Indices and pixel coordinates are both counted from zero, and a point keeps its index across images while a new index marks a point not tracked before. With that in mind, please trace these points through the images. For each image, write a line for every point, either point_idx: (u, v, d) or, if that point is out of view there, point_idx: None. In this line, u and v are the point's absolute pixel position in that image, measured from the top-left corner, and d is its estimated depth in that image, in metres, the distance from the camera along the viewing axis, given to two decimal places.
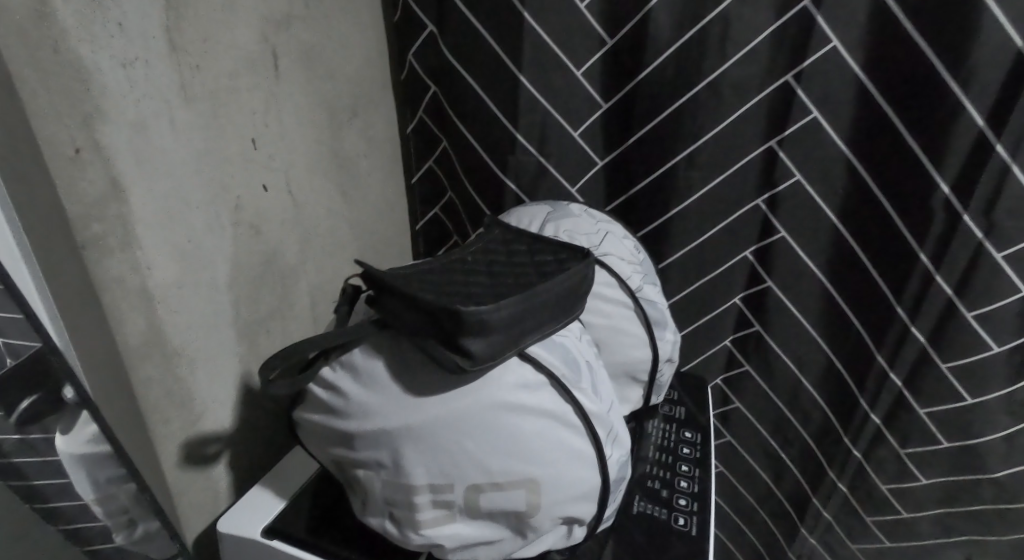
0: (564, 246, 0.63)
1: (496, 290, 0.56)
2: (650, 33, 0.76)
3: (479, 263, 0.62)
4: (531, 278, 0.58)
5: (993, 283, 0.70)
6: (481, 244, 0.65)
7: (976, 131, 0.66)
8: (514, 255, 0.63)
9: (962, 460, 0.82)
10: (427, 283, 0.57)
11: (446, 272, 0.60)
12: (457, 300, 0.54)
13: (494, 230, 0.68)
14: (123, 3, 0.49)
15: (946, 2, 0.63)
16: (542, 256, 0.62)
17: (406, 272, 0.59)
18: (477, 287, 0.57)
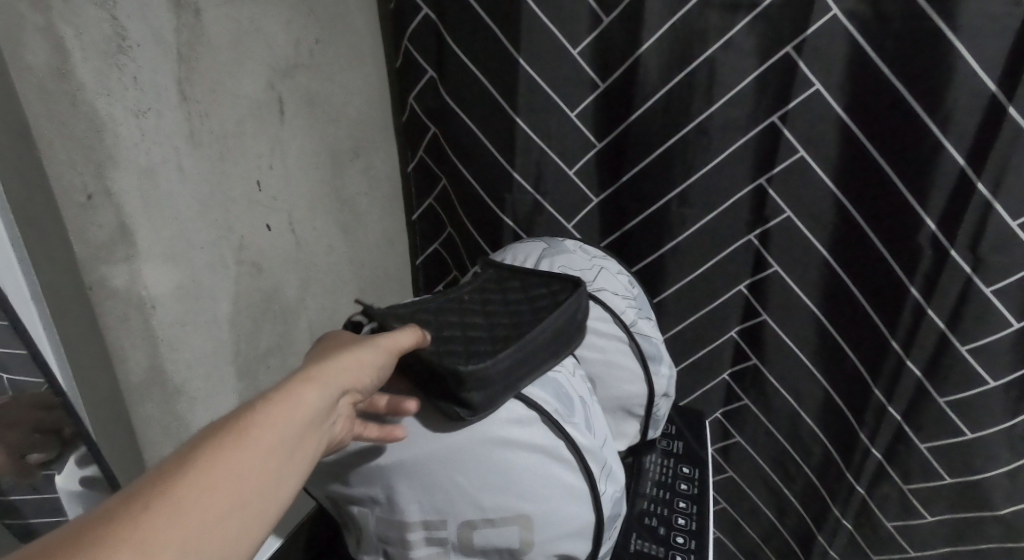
0: (554, 278, 0.65)
1: (496, 336, 0.58)
2: (640, 77, 0.79)
3: (477, 302, 0.63)
4: (528, 319, 0.60)
5: (985, 317, 0.71)
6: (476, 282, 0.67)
7: (957, 170, 0.67)
8: (507, 292, 0.65)
9: (965, 496, 0.81)
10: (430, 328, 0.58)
11: (445, 313, 0.61)
12: (462, 351, 0.56)
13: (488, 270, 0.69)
14: (139, 58, 0.52)
15: (923, 48, 0.65)
16: (534, 291, 0.64)
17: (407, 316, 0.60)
18: (478, 330, 0.59)
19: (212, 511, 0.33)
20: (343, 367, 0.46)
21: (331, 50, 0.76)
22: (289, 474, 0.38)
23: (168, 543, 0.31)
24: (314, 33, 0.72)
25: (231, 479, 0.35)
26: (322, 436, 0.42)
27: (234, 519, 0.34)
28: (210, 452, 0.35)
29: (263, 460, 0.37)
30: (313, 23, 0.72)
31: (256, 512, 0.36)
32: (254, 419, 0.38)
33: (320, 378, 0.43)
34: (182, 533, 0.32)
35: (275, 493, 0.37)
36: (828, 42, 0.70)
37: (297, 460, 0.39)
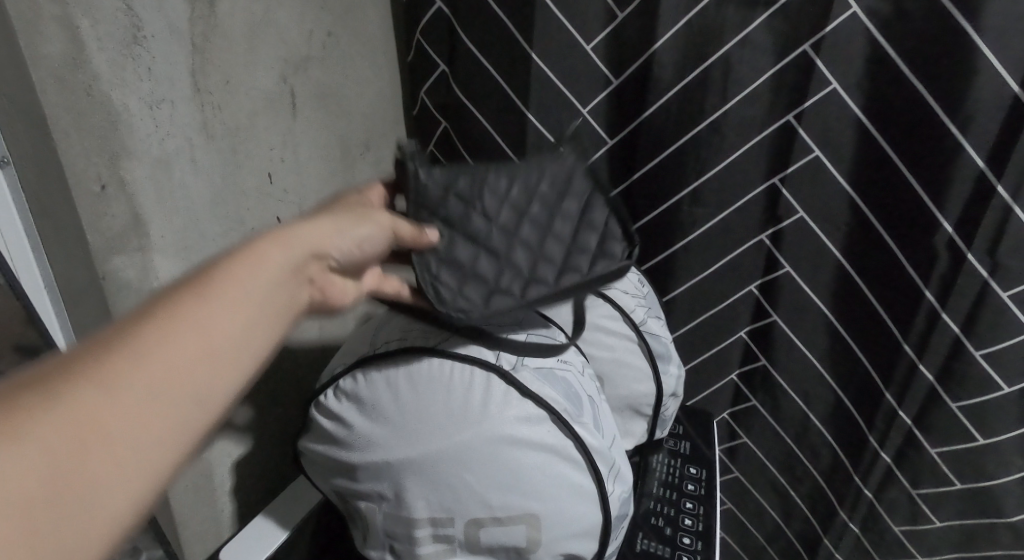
0: (617, 224, 0.60)
1: (518, 245, 0.55)
2: (654, 74, 0.78)
3: (522, 193, 0.57)
4: (560, 256, 0.56)
5: (999, 322, 0.70)
6: (533, 173, 0.58)
7: (977, 173, 0.66)
8: (563, 193, 0.58)
9: (976, 502, 0.81)
10: (453, 201, 0.54)
11: (485, 189, 0.56)
12: (465, 258, 0.53)
13: (560, 161, 0.60)
14: (153, 49, 0.51)
15: (944, 47, 0.64)
16: (591, 214, 0.59)
17: (434, 183, 0.54)
18: (505, 217, 0.55)
19: (180, 360, 0.33)
20: (317, 231, 0.45)
21: (344, 42, 0.76)
22: (263, 332, 0.38)
23: (133, 385, 0.31)
24: (327, 26, 0.72)
25: (199, 332, 0.34)
26: (297, 301, 0.42)
27: (206, 369, 0.34)
28: (174, 303, 0.35)
29: (234, 303, 0.36)
30: (326, 15, 0.71)
31: (233, 353, 0.36)
32: (219, 274, 0.37)
33: (292, 238, 0.43)
34: (147, 379, 0.31)
35: (247, 350, 0.37)
36: (847, 41, 0.69)
37: (273, 320, 0.39)
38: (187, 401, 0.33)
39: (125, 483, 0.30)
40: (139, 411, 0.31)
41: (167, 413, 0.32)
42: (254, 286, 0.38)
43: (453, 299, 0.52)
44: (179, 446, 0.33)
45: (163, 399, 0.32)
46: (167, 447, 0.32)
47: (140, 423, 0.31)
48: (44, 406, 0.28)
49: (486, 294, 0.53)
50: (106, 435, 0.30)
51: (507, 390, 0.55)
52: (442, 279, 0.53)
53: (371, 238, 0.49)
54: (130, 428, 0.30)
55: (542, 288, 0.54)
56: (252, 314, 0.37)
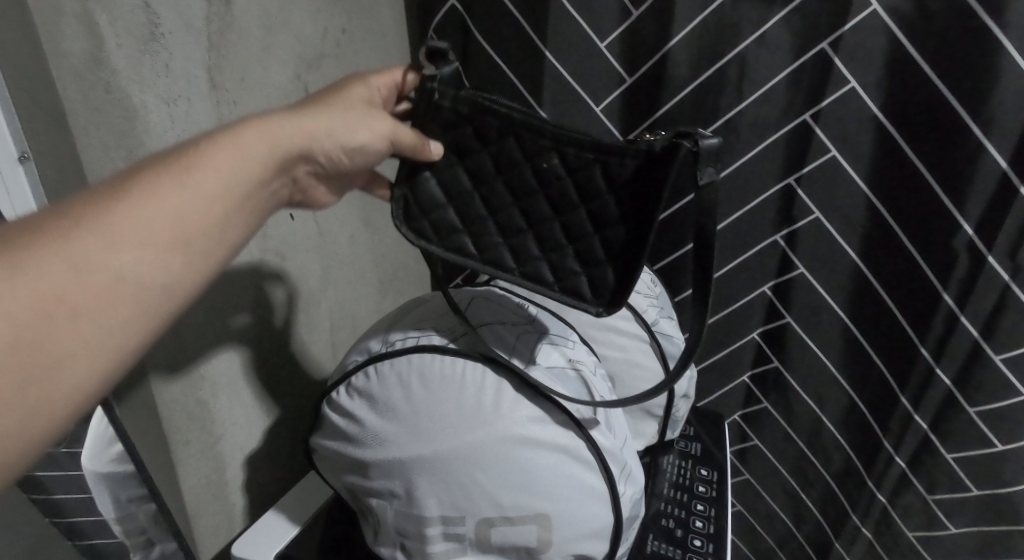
0: (638, 259, 0.49)
1: (520, 206, 0.52)
2: (668, 72, 0.77)
3: (559, 166, 0.50)
4: (557, 244, 0.52)
5: (1022, 326, 0.68)
6: (587, 157, 0.49)
7: (999, 173, 0.65)
8: (605, 193, 0.49)
9: (994, 510, 0.79)
10: (475, 137, 0.51)
11: (521, 140, 0.50)
12: (458, 191, 0.53)
13: (631, 158, 0.48)
14: (171, 46, 0.52)
15: (966, 45, 0.63)
16: (619, 227, 0.50)
17: (459, 115, 0.51)
18: (522, 180, 0.51)
19: (146, 243, 0.36)
20: (301, 128, 0.45)
21: (358, 39, 0.76)
22: (232, 223, 0.41)
23: (105, 259, 0.35)
24: (341, 23, 0.72)
25: (167, 219, 0.37)
26: (269, 197, 0.44)
27: (175, 254, 0.38)
28: (147, 185, 0.37)
29: (208, 195, 0.39)
30: (340, 12, 0.72)
31: (202, 240, 0.39)
32: (195, 161, 0.39)
33: (276, 131, 0.44)
34: (113, 259, 0.35)
35: (214, 240, 0.40)
36: (865, 38, 0.68)
37: (242, 214, 0.42)
38: (157, 280, 0.37)
39: (89, 355, 0.34)
40: (104, 288, 0.34)
41: (131, 292, 0.36)
42: (231, 179, 0.40)
43: (425, 222, 0.54)
44: (143, 326, 0.37)
45: (127, 279, 0.35)
46: (131, 324, 0.36)
47: (105, 299, 0.34)
48: (12, 277, 0.32)
49: (458, 231, 0.54)
50: (71, 310, 0.33)
51: (518, 391, 0.55)
52: (425, 203, 0.54)
53: (362, 146, 0.49)
54: (94, 304, 0.34)
55: (509, 261, 0.53)
56: (223, 206, 0.40)
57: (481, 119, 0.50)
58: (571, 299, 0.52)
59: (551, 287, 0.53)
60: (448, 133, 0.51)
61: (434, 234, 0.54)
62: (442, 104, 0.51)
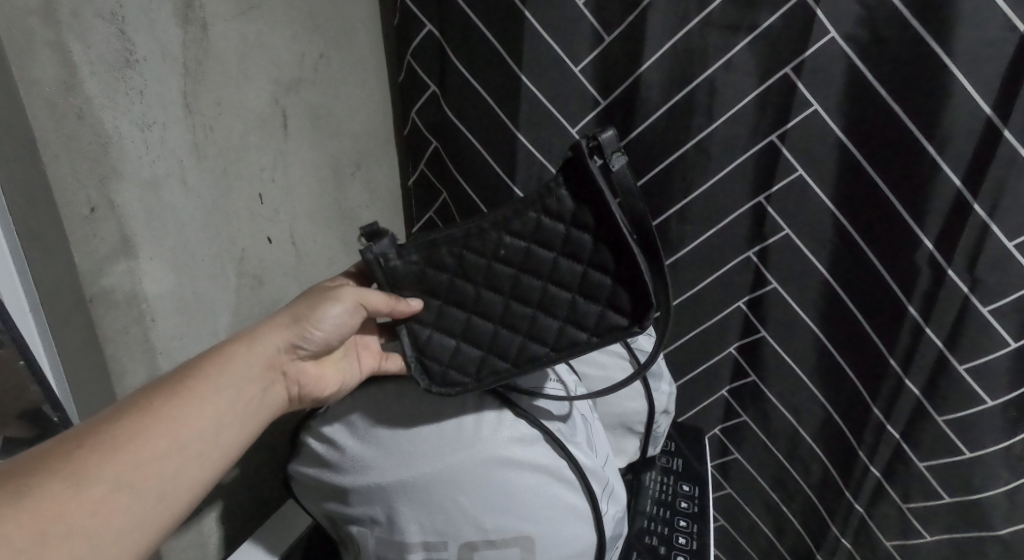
0: (636, 262, 0.50)
1: (515, 296, 0.53)
2: (640, 96, 0.79)
3: (516, 242, 0.52)
4: (565, 302, 0.52)
5: (982, 337, 0.71)
6: (529, 216, 0.52)
7: (954, 191, 0.68)
8: (566, 232, 0.51)
9: (965, 516, 0.81)
10: (436, 272, 0.54)
11: (474, 250, 0.53)
12: (460, 325, 0.54)
13: (561, 192, 0.51)
14: (145, 73, 0.52)
15: (919, 70, 0.66)
16: (599, 250, 0.51)
17: (416, 263, 0.53)
18: (498, 274, 0.53)
19: (144, 454, 0.42)
20: (275, 330, 0.53)
21: (334, 65, 0.76)
22: (222, 427, 0.47)
23: (111, 473, 0.41)
24: (319, 48, 0.73)
25: (163, 431, 0.44)
26: (257, 398, 0.51)
27: (169, 462, 0.44)
28: (142, 405, 0.44)
29: (201, 405, 0.46)
30: (317, 38, 0.72)
31: (194, 447, 0.45)
32: (187, 377, 0.47)
33: (253, 340, 0.52)
34: (115, 471, 0.41)
35: (207, 446, 0.46)
36: (826, 63, 0.71)
37: (231, 416, 0.48)
38: (154, 490, 0.42)
39: None
40: (104, 502, 0.40)
41: (128, 501, 0.41)
42: (218, 391, 0.48)
43: (444, 372, 0.54)
44: (136, 534, 0.41)
45: (126, 490, 0.41)
46: (125, 537, 0.41)
47: (103, 511, 0.40)
48: (29, 494, 0.37)
49: (484, 357, 0.54)
50: (71, 525, 0.38)
51: (500, 410, 0.55)
52: (438, 352, 0.54)
53: (336, 317, 0.54)
54: (93, 518, 0.39)
55: (539, 349, 0.53)
56: (215, 415, 0.47)
57: (433, 253, 0.53)
58: (608, 335, 0.52)
59: (588, 340, 0.52)
60: (417, 282, 0.54)
61: (463, 373, 0.54)
62: (395, 264, 0.53)
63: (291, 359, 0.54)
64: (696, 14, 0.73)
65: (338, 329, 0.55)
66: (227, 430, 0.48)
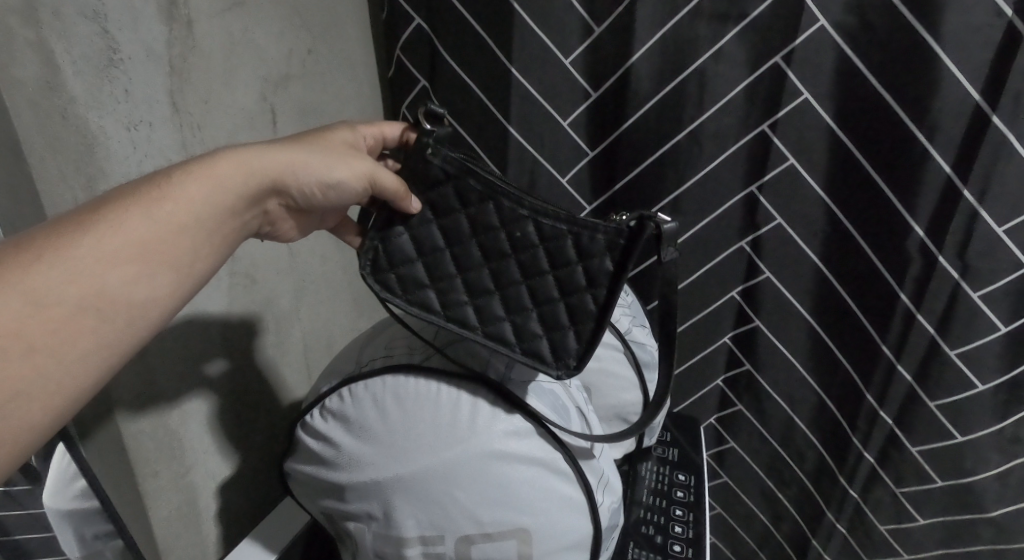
0: (600, 331, 0.52)
1: (491, 269, 0.53)
2: (631, 87, 0.79)
3: (532, 234, 0.52)
4: (522, 309, 0.53)
5: (973, 322, 0.71)
6: (561, 228, 0.51)
7: (944, 177, 0.68)
8: (574, 263, 0.52)
9: (958, 499, 0.82)
10: (456, 198, 0.53)
11: (499, 206, 0.52)
12: (431, 248, 0.54)
13: (602, 235, 0.51)
14: (130, 71, 0.51)
15: (908, 57, 0.66)
16: (581, 296, 0.52)
17: (446, 173, 0.53)
18: (495, 245, 0.53)
19: (113, 275, 0.40)
20: (275, 160, 0.49)
21: (322, 59, 0.75)
22: (201, 254, 0.45)
23: (71, 291, 0.39)
24: (306, 43, 0.72)
25: (132, 253, 0.41)
26: (240, 227, 0.48)
27: (138, 288, 0.42)
28: (111, 219, 0.41)
29: (176, 228, 0.43)
30: (305, 33, 0.71)
31: (166, 272, 0.43)
32: (167, 194, 0.43)
33: (248, 165, 0.47)
34: (76, 292, 0.39)
35: (180, 275, 0.44)
36: (816, 52, 0.71)
37: (212, 242, 0.46)
38: (119, 314, 0.41)
39: (44, 390, 0.38)
40: (63, 324, 0.39)
41: (91, 325, 0.40)
42: (198, 215, 0.44)
43: (389, 277, 0.54)
44: (105, 354, 0.41)
45: (90, 311, 0.40)
46: (91, 356, 0.40)
47: (65, 330, 0.39)
48: None
49: (424, 286, 0.54)
50: (33, 342, 0.37)
51: (493, 406, 0.55)
52: (394, 257, 0.54)
53: (339, 183, 0.52)
54: (54, 336, 0.38)
55: (472, 319, 0.54)
56: (193, 244, 0.44)
57: (464, 179, 0.52)
58: (534, 363, 0.53)
59: (513, 349, 0.53)
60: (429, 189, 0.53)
61: (400, 287, 0.54)
62: (431, 160, 0.53)
63: (277, 200, 0.51)
64: (685, 5, 0.73)
65: (339, 176, 0.52)
66: (204, 260, 0.46)
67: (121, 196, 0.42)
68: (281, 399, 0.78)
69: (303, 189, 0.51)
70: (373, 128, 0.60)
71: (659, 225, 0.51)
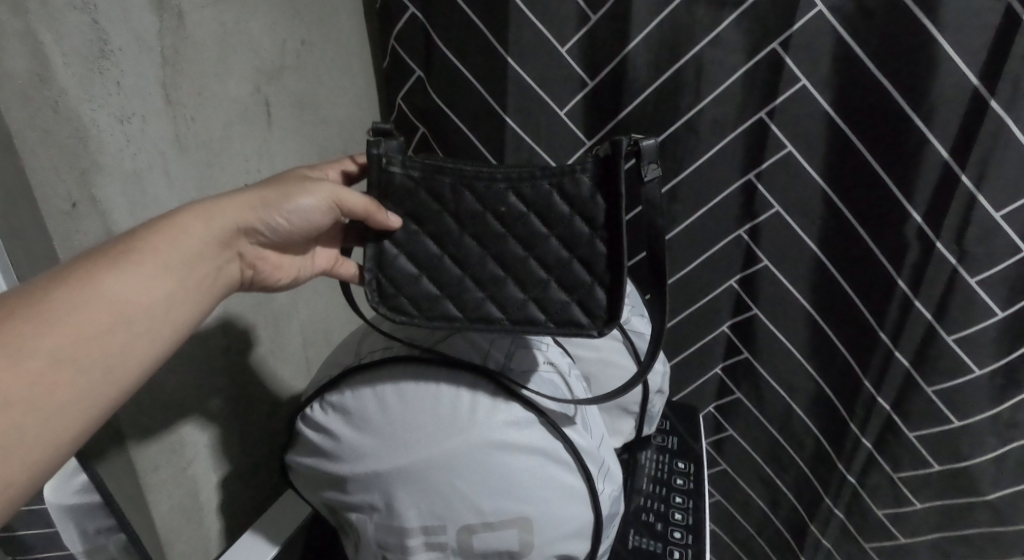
0: (624, 268, 0.50)
1: (494, 255, 0.53)
2: (628, 75, 0.79)
3: (518, 203, 0.52)
4: (539, 281, 0.53)
5: (970, 307, 0.71)
6: (544, 185, 0.52)
7: (941, 163, 0.68)
8: (570, 214, 0.51)
9: (955, 483, 0.83)
10: (432, 198, 0.53)
11: (476, 190, 0.52)
12: (429, 258, 0.54)
13: (584, 175, 0.51)
14: (122, 63, 0.51)
15: (905, 42, 0.66)
16: (593, 244, 0.51)
17: (411, 179, 0.53)
18: (488, 229, 0.52)
19: (87, 327, 0.41)
20: (234, 204, 0.50)
21: (316, 50, 0.75)
22: (175, 301, 0.46)
23: (46, 345, 0.39)
24: (299, 34, 0.71)
25: (106, 303, 0.42)
26: (214, 272, 0.49)
27: (115, 336, 0.42)
28: (83, 275, 0.42)
29: (149, 277, 0.44)
30: (298, 24, 0.71)
31: (144, 320, 0.44)
32: (133, 247, 0.44)
33: (209, 212, 0.48)
34: (52, 343, 0.39)
35: (159, 320, 0.44)
36: (814, 38, 0.70)
37: (186, 290, 0.46)
38: (96, 364, 0.41)
39: (23, 442, 0.38)
40: (41, 377, 0.39)
41: (70, 377, 0.40)
42: (168, 262, 0.45)
43: (397, 298, 0.54)
44: (88, 403, 0.41)
45: (68, 363, 0.40)
46: (72, 405, 0.40)
47: (43, 385, 0.39)
48: None
49: (438, 298, 0.54)
50: (9, 398, 0.37)
51: (493, 395, 0.55)
52: (398, 278, 0.54)
53: (303, 209, 0.52)
54: (32, 391, 0.38)
55: (496, 313, 0.53)
56: (168, 291, 0.45)
57: (433, 177, 0.53)
58: (568, 329, 0.52)
59: (545, 324, 0.53)
60: (403, 198, 0.53)
61: (413, 307, 0.54)
62: (392, 170, 0.53)
63: (247, 241, 0.52)
64: None
65: (301, 207, 0.52)
66: (182, 306, 0.46)
67: (93, 252, 0.43)
68: (279, 393, 0.78)
69: (269, 226, 0.52)
70: (332, 166, 0.61)
71: (633, 141, 0.51)
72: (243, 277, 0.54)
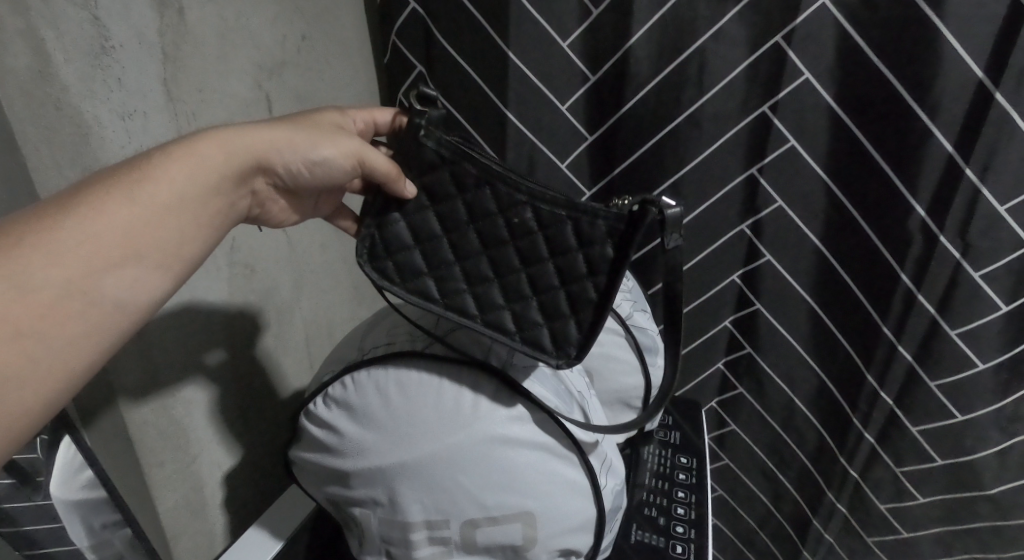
0: (602, 322, 0.51)
1: (490, 255, 0.53)
2: (630, 69, 0.78)
3: (531, 219, 0.52)
4: (523, 297, 0.53)
5: (973, 301, 0.71)
6: (559, 215, 0.51)
7: (945, 156, 0.68)
8: (575, 249, 0.52)
9: (958, 477, 0.83)
10: (452, 183, 0.53)
11: (496, 191, 0.52)
12: (427, 236, 0.54)
13: (603, 222, 0.51)
14: (122, 59, 0.51)
15: (910, 35, 0.65)
16: (584, 287, 0.52)
17: (441, 156, 0.52)
18: (492, 230, 0.53)
19: (97, 256, 0.40)
20: (259, 139, 0.49)
21: (317, 46, 0.75)
22: (186, 238, 0.45)
23: (56, 270, 0.39)
24: (300, 30, 0.71)
25: (117, 232, 0.41)
26: (226, 208, 0.48)
27: (126, 268, 0.42)
28: (96, 200, 0.41)
29: (162, 210, 0.43)
30: (299, 19, 0.71)
31: (153, 252, 0.43)
32: (149, 177, 0.43)
33: (229, 142, 0.47)
34: (61, 269, 0.39)
35: (168, 255, 0.44)
36: (816, 31, 0.70)
37: (197, 227, 0.46)
38: (106, 294, 0.41)
39: (33, 373, 0.38)
40: (51, 305, 0.38)
41: (80, 307, 0.40)
42: (181, 196, 0.44)
43: (387, 262, 0.54)
44: (95, 344, 0.41)
45: (76, 293, 0.40)
46: (81, 339, 0.40)
47: (52, 315, 0.39)
48: None
49: (421, 274, 0.54)
50: (18, 327, 0.37)
51: (495, 392, 0.55)
52: (392, 243, 0.54)
53: (326, 159, 0.52)
54: (43, 319, 0.38)
55: (472, 308, 0.54)
56: (178, 224, 0.44)
57: (461, 163, 0.52)
58: (533, 350, 0.53)
59: (512, 338, 0.53)
60: (421, 172, 0.53)
61: (396, 274, 0.54)
62: (426, 143, 0.52)
63: (263, 179, 0.51)
64: None
65: (325, 154, 0.52)
66: (191, 242, 0.46)
67: (106, 176, 0.43)
68: (281, 388, 0.78)
69: (289, 168, 0.51)
70: (364, 113, 0.61)
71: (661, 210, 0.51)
72: (250, 213, 0.54)
